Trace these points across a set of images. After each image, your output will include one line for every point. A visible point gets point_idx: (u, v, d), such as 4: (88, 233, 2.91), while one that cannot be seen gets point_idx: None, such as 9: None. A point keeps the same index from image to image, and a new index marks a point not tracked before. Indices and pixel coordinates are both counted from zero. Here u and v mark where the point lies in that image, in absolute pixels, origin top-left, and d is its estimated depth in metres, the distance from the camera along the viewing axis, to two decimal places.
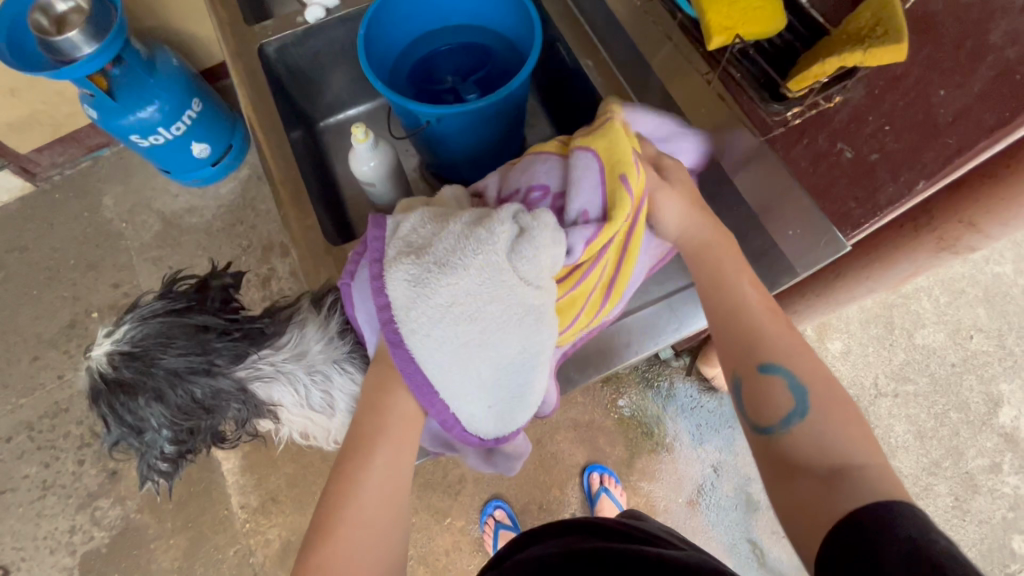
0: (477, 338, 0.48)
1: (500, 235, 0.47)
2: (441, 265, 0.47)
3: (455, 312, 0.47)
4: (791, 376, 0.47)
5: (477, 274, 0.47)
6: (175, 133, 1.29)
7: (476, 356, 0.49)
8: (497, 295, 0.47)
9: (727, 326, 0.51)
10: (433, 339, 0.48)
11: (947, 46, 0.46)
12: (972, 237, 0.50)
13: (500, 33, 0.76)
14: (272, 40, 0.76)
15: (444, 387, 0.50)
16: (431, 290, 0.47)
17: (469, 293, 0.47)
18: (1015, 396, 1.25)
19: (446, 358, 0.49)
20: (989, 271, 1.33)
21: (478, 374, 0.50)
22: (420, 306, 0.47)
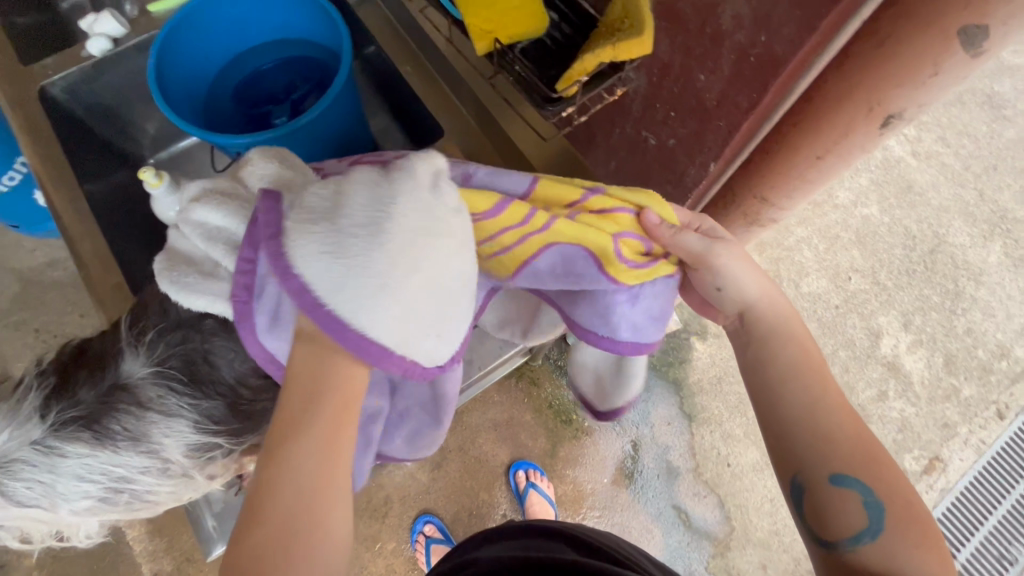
0: (437, 279, 0.38)
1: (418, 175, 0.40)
2: (371, 216, 0.37)
3: (398, 260, 0.36)
4: (868, 492, 0.42)
5: (408, 213, 0.37)
6: (9, 184, 1.11)
7: (434, 304, 0.39)
8: (436, 225, 0.38)
9: (803, 428, 0.46)
10: (383, 304, 0.36)
11: (694, 28, 0.42)
12: (769, 211, 0.53)
13: (319, 42, 0.71)
14: (55, 79, 0.67)
15: (401, 349, 0.38)
16: (369, 247, 0.36)
17: (413, 234, 0.37)
18: (892, 327, 1.34)
19: (403, 319, 0.37)
20: (858, 214, 1.42)
21: (440, 323, 0.40)
22: (361, 267, 0.36)
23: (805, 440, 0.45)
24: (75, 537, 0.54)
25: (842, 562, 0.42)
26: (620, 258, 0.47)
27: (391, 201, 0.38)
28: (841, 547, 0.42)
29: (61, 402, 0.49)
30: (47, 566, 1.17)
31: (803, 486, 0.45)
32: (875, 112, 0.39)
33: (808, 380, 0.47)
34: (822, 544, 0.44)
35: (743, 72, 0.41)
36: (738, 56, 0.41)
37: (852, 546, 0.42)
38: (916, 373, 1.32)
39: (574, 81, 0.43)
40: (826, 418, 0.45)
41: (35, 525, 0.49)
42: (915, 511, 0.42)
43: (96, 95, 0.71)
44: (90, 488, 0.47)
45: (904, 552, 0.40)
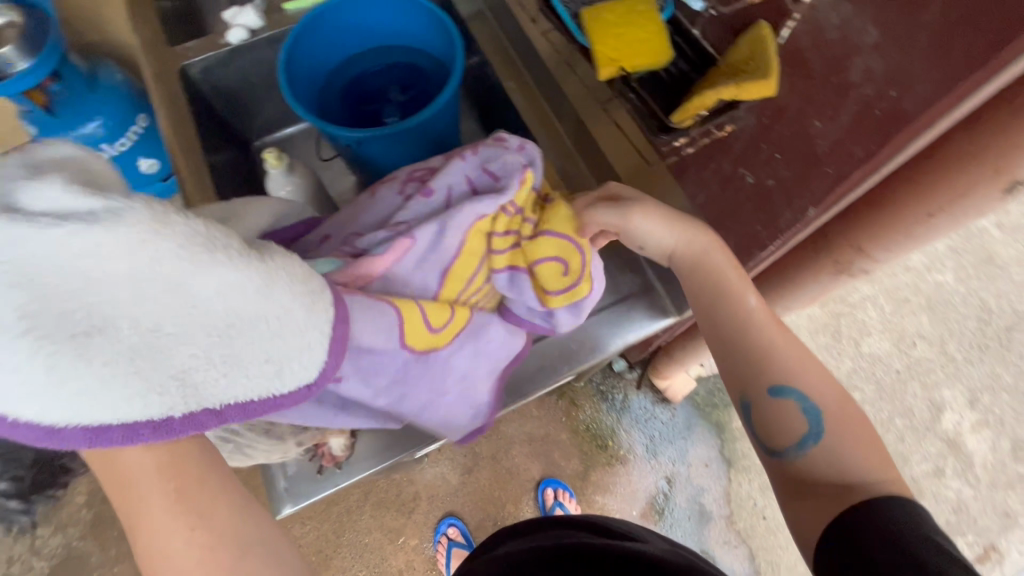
0: (177, 328, 0.31)
1: (57, 189, 0.27)
2: (7, 283, 0.27)
3: (91, 328, 0.29)
4: (805, 400, 0.50)
5: (57, 234, 0.27)
6: (120, 150, 1.21)
7: (184, 349, 0.31)
8: (104, 246, 0.28)
9: (741, 350, 0.52)
10: (78, 365, 0.28)
11: (819, 75, 0.43)
12: (862, 261, 0.52)
13: (429, 52, 0.75)
14: (195, 61, 0.74)
15: (174, 408, 0.32)
16: (49, 330, 0.28)
17: (96, 290, 0.28)
18: (956, 401, 1.28)
19: (129, 370, 0.29)
20: (931, 280, 1.37)
21: (238, 362, 0.33)
22: (40, 364, 0.27)
23: (755, 368, 0.51)
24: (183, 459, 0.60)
25: (787, 464, 0.50)
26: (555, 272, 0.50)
27: (3, 259, 0.27)
28: (792, 455, 0.50)
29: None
30: (94, 508, 1.24)
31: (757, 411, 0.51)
32: (1000, 175, 0.38)
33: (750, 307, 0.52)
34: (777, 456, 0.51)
35: (863, 125, 0.41)
36: (861, 109, 0.41)
37: (800, 451, 0.49)
38: (978, 454, 1.25)
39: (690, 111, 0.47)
40: (759, 335, 0.51)
41: None
42: (855, 423, 0.50)
43: (225, 78, 0.78)
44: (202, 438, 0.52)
45: (844, 449, 0.48)
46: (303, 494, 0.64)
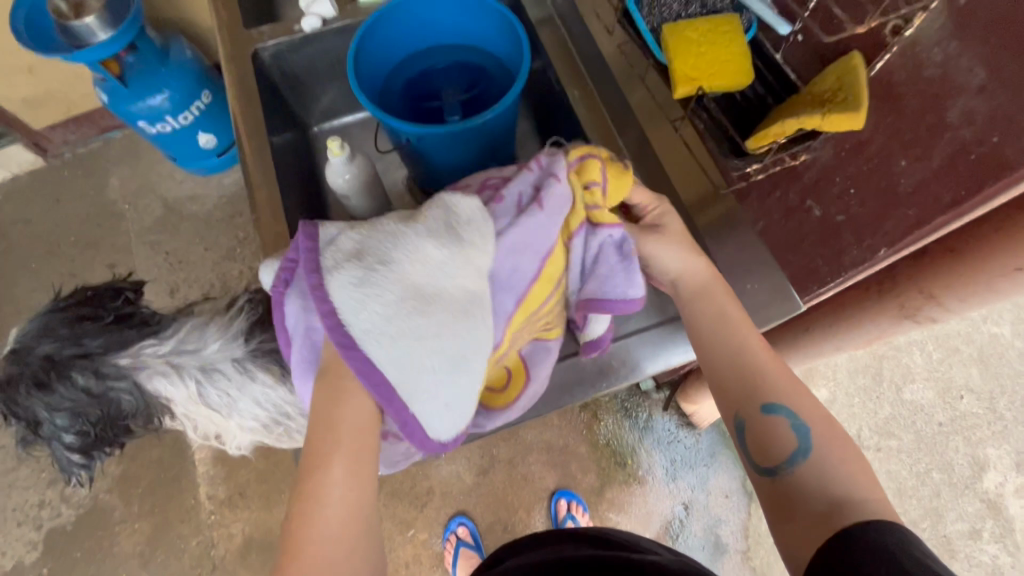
0: (442, 347, 0.44)
1: (484, 244, 0.47)
2: (415, 272, 0.44)
3: (424, 317, 0.44)
4: (793, 415, 0.47)
5: (417, 266, 0.44)
6: (182, 123, 1.25)
7: (433, 361, 0.44)
8: (442, 284, 0.45)
9: (729, 370, 0.50)
10: (384, 341, 0.43)
11: (911, 113, 0.40)
12: (931, 309, 0.49)
13: (494, 54, 0.76)
14: (269, 45, 0.76)
15: (402, 389, 0.43)
16: (410, 303, 0.43)
17: (443, 303, 0.44)
18: (1001, 462, 1.21)
19: (402, 358, 0.43)
20: (985, 331, 1.30)
21: (440, 391, 0.45)
22: (398, 314, 0.43)
23: (741, 382, 0.49)
24: (224, 446, 0.63)
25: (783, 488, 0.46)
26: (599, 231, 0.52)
27: (434, 261, 0.45)
28: (781, 472, 0.46)
29: (262, 332, 0.57)
30: (123, 464, 1.28)
31: (746, 425, 0.48)
32: None
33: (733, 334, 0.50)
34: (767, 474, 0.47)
35: (954, 170, 0.39)
36: (955, 152, 0.38)
37: (788, 468, 0.46)
38: (1020, 520, 1.18)
39: (768, 140, 0.45)
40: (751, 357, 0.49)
41: (203, 423, 0.58)
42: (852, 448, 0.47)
43: (294, 64, 0.80)
44: (263, 413, 0.57)
45: (834, 469, 0.44)
46: None
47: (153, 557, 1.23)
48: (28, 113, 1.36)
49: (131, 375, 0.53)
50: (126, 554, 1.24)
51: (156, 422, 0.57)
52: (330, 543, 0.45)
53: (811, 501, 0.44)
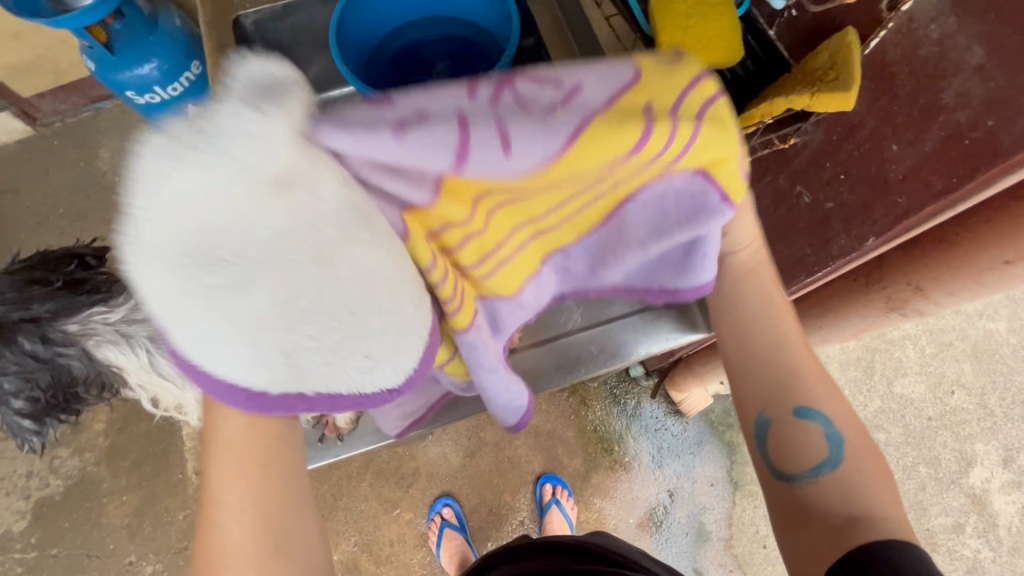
0: (301, 308, 0.32)
1: (282, 155, 0.28)
2: (189, 233, 0.28)
3: (246, 294, 0.30)
4: (827, 423, 0.45)
5: (202, 212, 0.28)
6: (172, 94, 1.22)
7: (301, 331, 0.33)
8: (251, 223, 0.29)
9: (771, 368, 0.47)
10: (216, 333, 0.31)
11: (904, 94, 0.38)
12: (920, 302, 0.48)
13: (484, 27, 0.73)
14: (250, 13, 0.74)
15: (272, 381, 0.34)
16: (213, 288, 0.30)
17: (262, 267, 0.30)
18: (988, 458, 1.21)
19: (244, 346, 0.32)
20: (981, 326, 1.28)
21: (339, 352, 0.35)
22: (210, 311, 0.30)
23: (777, 381, 0.47)
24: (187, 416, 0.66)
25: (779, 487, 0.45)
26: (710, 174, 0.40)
27: (212, 211, 0.28)
28: (804, 480, 0.45)
29: None
30: (111, 437, 1.28)
31: (771, 424, 0.47)
32: None
33: (775, 325, 0.48)
34: (783, 480, 0.46)
35: (947, 154, 0.37)
36: (948, 136, 0.37)
37: (814, 478, 0.44)
38: (1004, 516, 1.18)
39: (754, 121, 0.43)
40: (788, 358, 0.47)
41: (157, 393, 0.59)
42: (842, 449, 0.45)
43: (278, 32, 0.77)
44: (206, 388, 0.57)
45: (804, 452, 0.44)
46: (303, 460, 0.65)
47: (141, 528, 1.25)
48: (15, 80, 1.33)
49: (80, 341, 0.54)
50: (114, 525, 1.25)
51: (112, 389, 0.60)
52: (234, 554, 0.39)
53: (826, 512, 0.43)
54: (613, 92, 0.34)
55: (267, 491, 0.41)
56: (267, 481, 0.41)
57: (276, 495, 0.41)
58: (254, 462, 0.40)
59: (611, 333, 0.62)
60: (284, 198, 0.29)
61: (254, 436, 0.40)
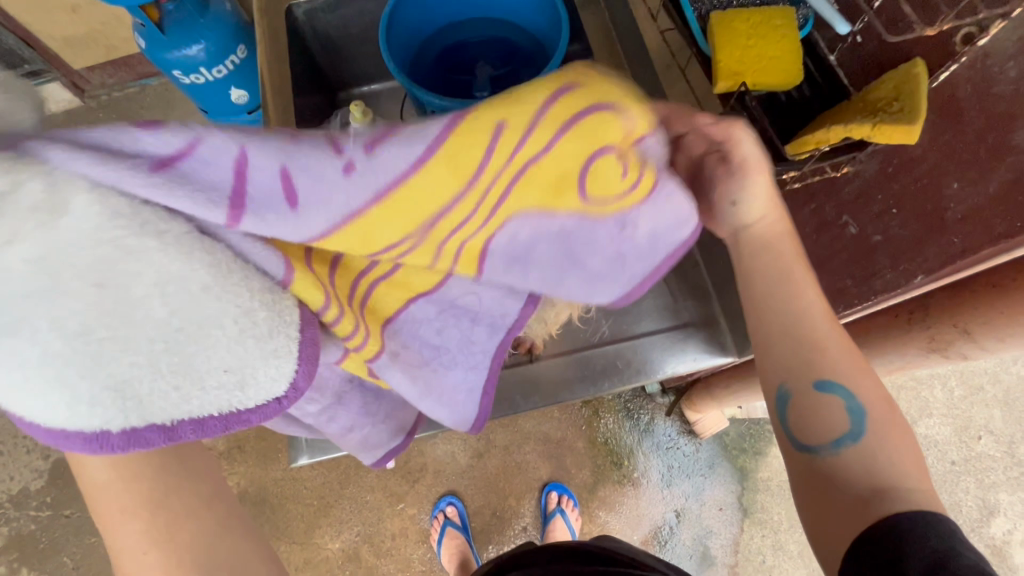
0: (128, 326, 0.28)
1: (40, 186, 0.24)
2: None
3: (60, 341, 0.26)
4: (850, 398, 0.42)
5: None
6: (216, 76, 1.25)
7: (128, 359, 0.28)
8: (22, 250, 0.25)
9: (786, 337, 0.43)
10: (45, 387, 0.27)
11: (972, 133, 0.36)
12: (966, 346, 0.46)
13: (532, 33, 0.73)
14: (303, 2, 0.74)
15: (122, 418, 0.29)
16: (19, 346, 0.26)
17: (59, 304, 0.26)
18: (1012, 508, 1.17)
19: (69, 394, 0.28)
20: (1014, 372, 1.24)
21: (189, 375, 0.30)
22: (11, 360, 0.26)
23: (800, 351, 0.43)
24: None
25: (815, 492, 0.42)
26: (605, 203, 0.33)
27: None
28: (824, 453, 0.42)
29: None
30: None
31: (790, 397, 0.43)
32: None
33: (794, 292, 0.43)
34: (803, 452, 0.44)
35: (1012, 198, 0.35)
36: (1014, 179, 0.35)
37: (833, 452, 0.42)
38: None
39: (809, 148, 0.42)
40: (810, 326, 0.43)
41: None
42: None
43: (327, 24, 0.78)
44: None
45: None
46: (322, 449, 0.64)
47: None
48: (67, 52, 1.36)
49: None
50: None
51: None
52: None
53: (849, 487, 0.41)
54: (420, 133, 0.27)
55: (162, 527, 0.40)
56: (162, 520, 0.40)
57: (181, 535, 0.40)
58: (143, 501, 0.39)
59: (640, 350, 0.61)
60: (47, 215, 0.24)
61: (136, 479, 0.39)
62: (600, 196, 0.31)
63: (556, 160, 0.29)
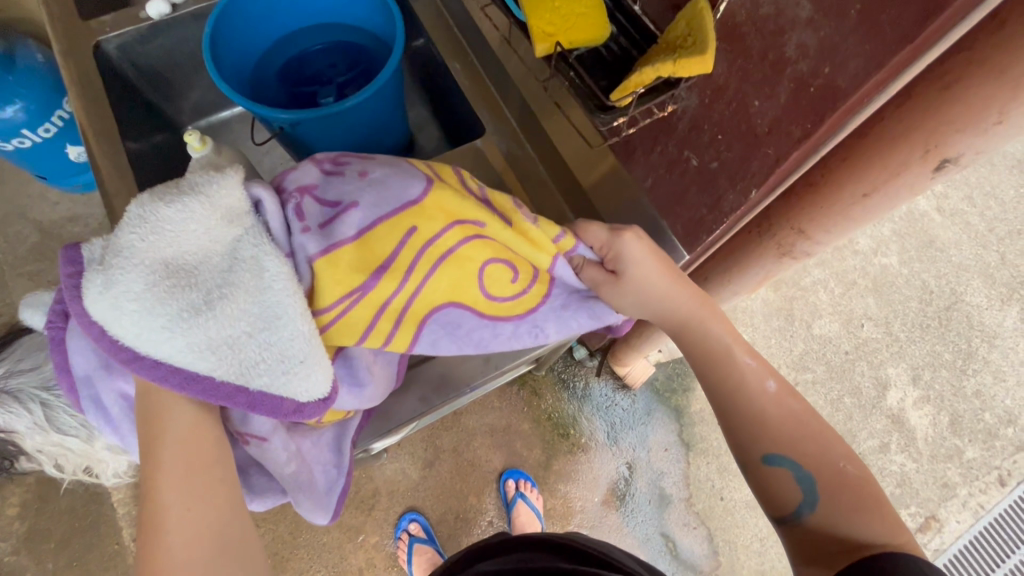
0: (242, 309, 0.41)
1: (234, 192, 0.42)
2: (167, 254, 0.41)
3: (204, 299, 0.40)
4: (797, 467, 0.49)
5: (181, 234, 0.41)
6: (44, 136, 1.12)
7: (230, 327, 0.41)
8: (210, 238, 0.41)
9: (733, 416, 0.52)
10: (181, 333, 0.40)
11: (756, 53, 0.40)
12: (803, 244, 0.51)
13: (369, 30, 0.72)
14: (111, 36, 0.69)
15: (224, 373, 0.41)
16: (175, 295, 0.40)
17: (213, 278, 0.41)
18: (900, 379, 1.34)
19: (199, 340, 0.40)
20: (877, 263, 1.42)
21: (270, 352, 0.42)
22: (165, 306, 0.39)
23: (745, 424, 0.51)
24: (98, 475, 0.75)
25: (800, 536, 0.48)
26: (491, 297, 0.50)
27: (180, 238, 0.41)
28: (791, 519, 0.49)
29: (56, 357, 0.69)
30: (29, 519, 1.17)
31: (751, 475, 0.51)
32: (931, 155, 0.39)
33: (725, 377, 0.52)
34: (783, 522, 0.50)
35: (800, 102, 0.39)
36: (797, 86, 0.39)
37: (798, 519, 0.48)
38: (920, 429, 1.31)
39: (630, 92, 0.44)
40: (748, 403, 0.52)
41: (59, 451, 0.69)
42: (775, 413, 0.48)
43: (147, 56, 0.72)
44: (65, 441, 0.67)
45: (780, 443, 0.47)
46: None
47: None
48: None
49: None
50: None
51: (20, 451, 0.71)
52: (184, 548, 0.42)
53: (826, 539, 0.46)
54: (412, 196, 0.45)
55: (212, 491, 0.44)
56: (210, 478, 0.44)
57: (214, 494, 0.44)
58: (200, 465, 0.44)
59: None
60: (224, 224, 0.42)
61: (201, 439, 0.44)
62: (500, 294, 0.50)
63: (473, 263, 0.47)
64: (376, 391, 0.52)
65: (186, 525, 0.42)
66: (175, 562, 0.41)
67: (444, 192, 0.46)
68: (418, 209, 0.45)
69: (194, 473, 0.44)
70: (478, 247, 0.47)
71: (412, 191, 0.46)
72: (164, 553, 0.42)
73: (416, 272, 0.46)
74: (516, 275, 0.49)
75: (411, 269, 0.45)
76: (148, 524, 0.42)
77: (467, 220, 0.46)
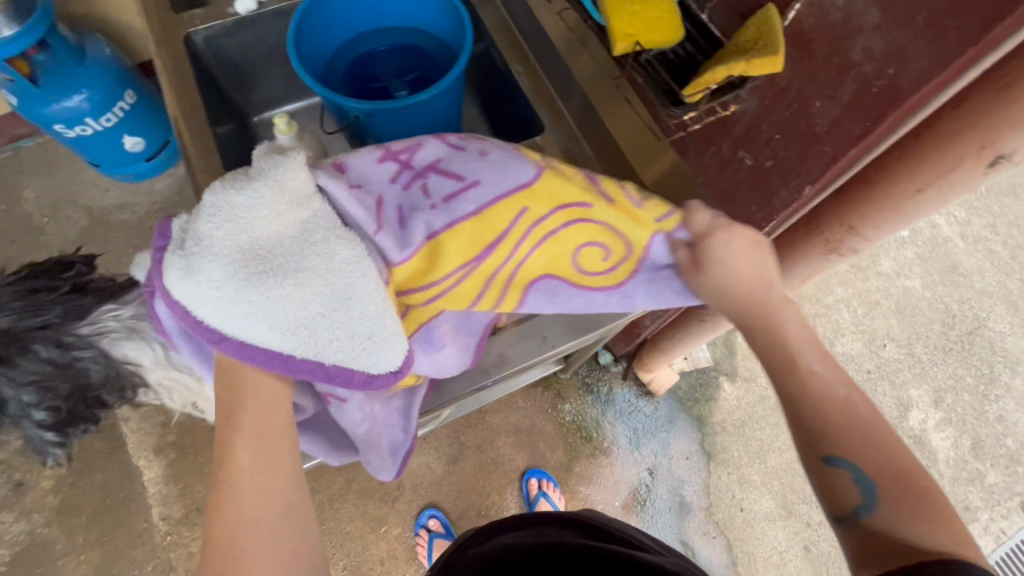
0: (317, 290, 0.43)
1: (303, 177, 0.43)
2: (243, 238, 0.42)
3: (280, 284, 0.42)
4: (858, 469, 0.43)
5: (255, 221, 0.42)
6: (105, 125, 1.18)
7: (305, 309, 0.43)
8: (282, 223, 0.42)
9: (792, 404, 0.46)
10: (261, 314, 0.42)
11: (821, 56, 0.44)
12: (853, 239, 0.55)
13: (433, 33, 0.77)
14: (201, 28, 0.74)
15: (300, 350, 0.44)
16: (254, 279, 0.41)
17: (288, 262, 0.42)
18: (922, 400, 1.34)
19: (277, 321, 0.42)
20: (900, 285, 1.44)
21: (343, 329, 0.45)
22: (245, 290, 0.41)
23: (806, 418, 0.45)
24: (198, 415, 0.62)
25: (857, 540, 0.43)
26: (583, 272, 0.53)
27: (254, 225, 0.42)
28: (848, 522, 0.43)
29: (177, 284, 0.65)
30: (63, 492, 1.20)
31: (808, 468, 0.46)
32: (986, 152, 0.42)
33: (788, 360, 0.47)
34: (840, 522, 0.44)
35: (862, 102, 0.43)
36: (860, 87, 0.43)
37: (857, 521, 0.43)
38: (942, 451, 1.31)
39: (701, 88, 0.49)
40: (807, 393, 0.46)
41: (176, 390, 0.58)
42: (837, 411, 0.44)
43: (229, 49, 0.77)
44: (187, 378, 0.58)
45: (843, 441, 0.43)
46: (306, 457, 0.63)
47: None
48: None
49: (95, 342, 0.54)
50: None
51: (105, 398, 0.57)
52: (254, 512, 0.44)
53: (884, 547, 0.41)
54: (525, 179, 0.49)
55: (280, 460, 0.46)
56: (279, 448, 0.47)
57: (280, 463, 0.46)
58: (273, 433, 0.47)
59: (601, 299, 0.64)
60: (296, 210, 0.43)
61: (276, 407, 0.47)
62: (592, 271, 0.53)
63: (571, 244, 0.50)
64: (449, 358, 0.56)
65: (256, 491, 0.45)
66: (246, 527, 0.44)
67: (552, 176, 0.49)
68: (532, 190, 0.49)
69: (267, 440, 0.46)
70: (574, 228, 0.50)
71: (525, 174, 0.49)
72: (235, 515, 0.44)
73: (528, 245, 0.50)
74: (608, 255, 0.52)
75: (520, 242, 0.49)
76: (220, 488, 0.45)
77: (575, 197, 0.49)
